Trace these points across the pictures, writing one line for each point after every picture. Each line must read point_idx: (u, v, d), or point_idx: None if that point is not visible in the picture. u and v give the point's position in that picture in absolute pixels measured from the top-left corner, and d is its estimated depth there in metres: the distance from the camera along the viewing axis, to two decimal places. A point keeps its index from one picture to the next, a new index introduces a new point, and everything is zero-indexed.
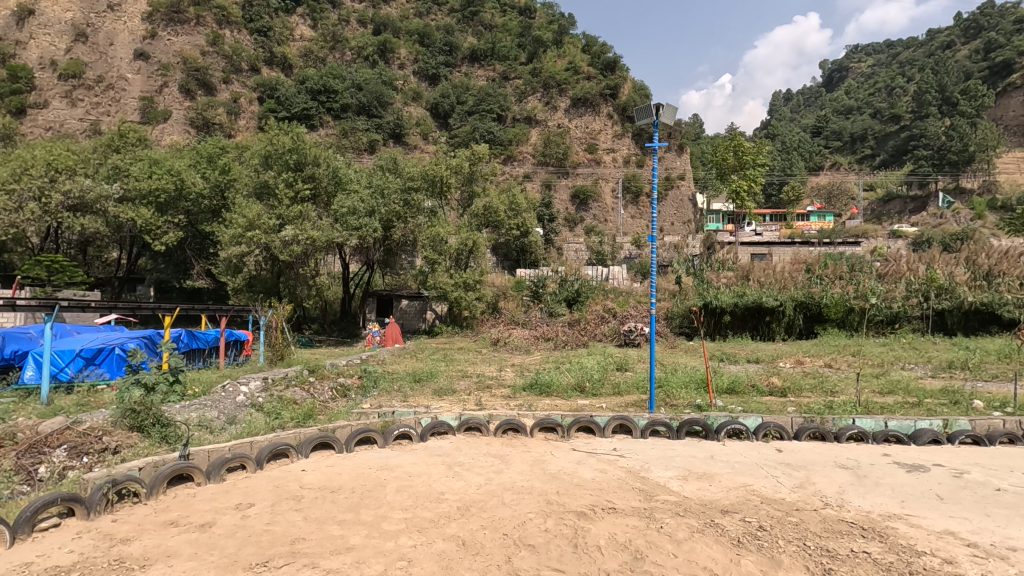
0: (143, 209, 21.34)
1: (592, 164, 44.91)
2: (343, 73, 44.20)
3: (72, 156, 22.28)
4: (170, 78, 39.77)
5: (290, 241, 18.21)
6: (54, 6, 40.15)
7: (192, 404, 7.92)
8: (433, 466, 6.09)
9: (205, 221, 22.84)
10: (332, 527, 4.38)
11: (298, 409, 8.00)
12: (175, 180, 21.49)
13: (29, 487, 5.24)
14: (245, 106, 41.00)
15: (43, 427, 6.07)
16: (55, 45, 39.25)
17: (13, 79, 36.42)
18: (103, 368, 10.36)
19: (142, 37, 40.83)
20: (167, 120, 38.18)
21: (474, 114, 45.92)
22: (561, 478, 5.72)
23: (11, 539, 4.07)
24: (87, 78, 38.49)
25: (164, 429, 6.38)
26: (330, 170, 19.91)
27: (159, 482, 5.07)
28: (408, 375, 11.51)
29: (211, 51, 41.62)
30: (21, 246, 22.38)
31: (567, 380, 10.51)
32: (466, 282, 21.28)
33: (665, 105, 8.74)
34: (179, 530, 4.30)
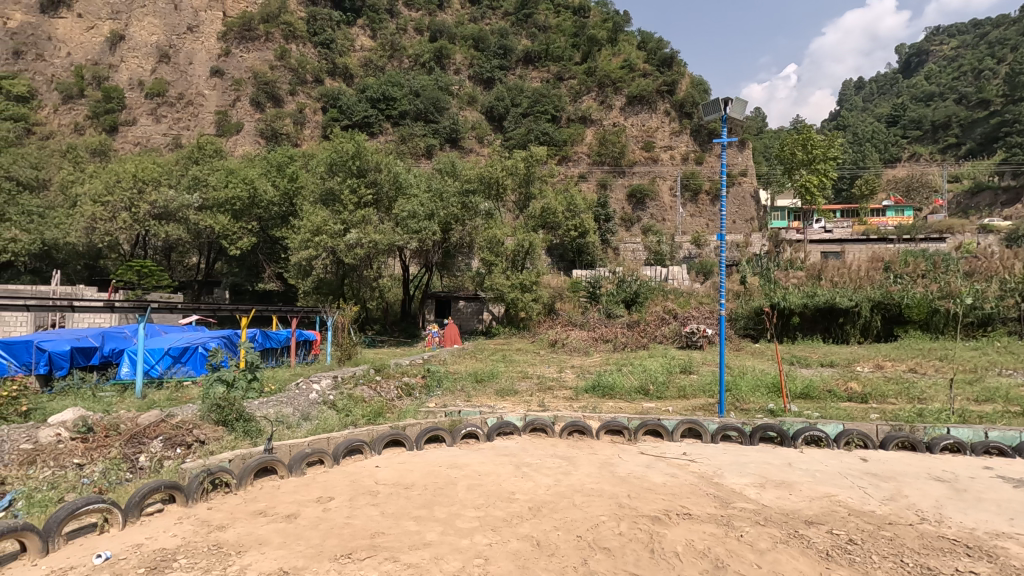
0: (221, 217, 22.68)
1: (649, 162, 44.13)
2: (401, 80, 45.34)
3: (157, 168, 23.94)
4: (242, 92, 42.07)
5: (354, 244, 18.81)
6: (142, 30, 43.21)
7: (271, 400, 8.35)
8: (501, 465, 6.15)
9: (276, 227, 24.04)
10: (408, 522, 4.50)
11: (368, 406, 8.28)
12: (249, 189, 22.79)
13: (133, 474, 5.64)
14: (311, 116, 42.88)
15: (142, 419, 6.52)
16: (142, 66, 42.33)
17: (107, 100, 39.63)
18: (189, 365, 11.08)
19: (218, 55, 43.49)
20: (240, 132, 40.58)
21: (529, 116, 46.08)
22: (631, 481, 5.64)
23: (124, 522, 4.39)
24: (170, 96, 41.31)
25: (246, 424, 6.74)
26: (392, 175, 20.46)
27: (247, 473, 5.37)
28: (470, 375, 11.66)
29: (279, 64, 43.76)
30: (114, 252, 24.28)
31: (630, 382, 10.32)
32: (523, 283, 21.37)
33: (734, 98, 8.44)
34: (268, 519, 4.54)
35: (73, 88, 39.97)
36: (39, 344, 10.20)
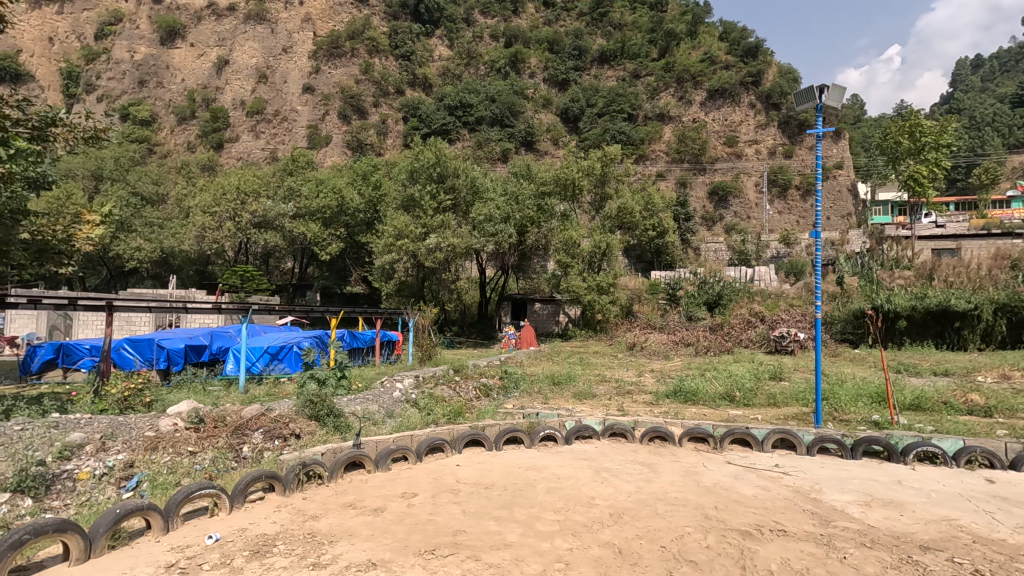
0: (312, 224, 24.22)
1: (732, 158, 42.16)
2: (478, 87, 46.27)
3: (257, 181, 25.93)
4: (331, 106, 44.53)
5: (434, 248, 19.36)
6: (243, 54, 46.95)
7: (358, 397, 8.77)
8: (580, 469, 6.07)
9: (361, 232, 25.27)
10: (489, 521, 4.54)
11: (449, 406, 8.48)
12: (337, 198, 24.17)
13: (238, 463, 6.12)
14: (393, 126, 44.79)
15: (245, 412, 7.00)
16: (244, 87, 45.99)
17: (215, 119, 43.52)
18: (285, 363, 11.88)
19: (309, 72, 46.32)
20: (329, 144, 43.09)
21: (605, 115, 45.46)
22: (718, 492, 5.37)
23: (231, 507, 4.75)
24: (267, 113, 44.58)
25: (336, 419, 7.14)
26: (469, 179, 20.88)
27: (338, 467, 5.66)
28: (547, 378, 11.64)
29: (364, 78, 45.99)
30: (221, 259, 26.52)
31: (714, 388, 9.86)
32: (600, 285, 21.07)
33: (831, 85, 7.84)
34: (357, 512, 4.75)
35: (187, 110, 44.13)
36: (159, 342, 11.38)
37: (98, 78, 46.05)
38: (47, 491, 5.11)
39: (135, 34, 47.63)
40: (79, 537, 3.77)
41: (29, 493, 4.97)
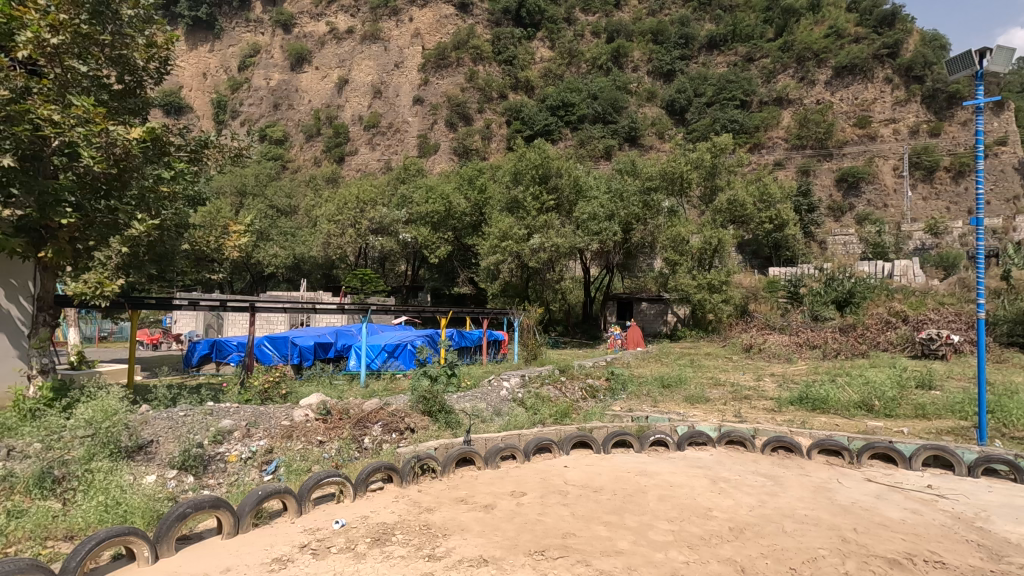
0: (423, 229, 25.47)
1: (864, 140, 38.00)
2: (580, 85, 45.95)
3: (375, 190, 27.80)
4: (438, 115, 46.55)
5: (538, 249, 19.52)
6: (361, 72, 50.55)
7: (467, 394, 9.05)
8: (695, 478, 5.75)
9: (468, 235, 26.13)
10: (599, 526, 4.44)
11: (555, 406, 8.47)
12: (445, 203, 25.17)
13: (360, 453, 6.56)
14: (497, 130, 45.91)
15: (366, 406, 7.48)
16: (361, 103, 49.49)
17: (337, 135, 47.48)
18: (400, 360, 12.61)
19: (419, 84, 48.74)
20: (437, 152, 45.06)
21: (715, 104, 43.11)
22: (857, 513, 4.81)
23: (354, 495, 5.09)
24: (382, 126, 47.64)
25: (448, 415, 7.45)
26: (572, 179, 20.77)
27: (450, 462, 5.86)
28: (656, 380, 11.21)
29: (469, 86, 47.49)
30: (344, 263, 28.76)
31: (847, 395, 8.89)
32: (711, 283, 19.91)
33: (997, 47, 6.70)
34: (468, 507, 4.88)
35: (313, 129, 48.53)
36: (293, 339, 12.57)
37: (241, 105, 51.92)
38: (204, 470, 5.75)
39: (270, 63, 53.06)
40: (230, 514, 4.23)
41: (190, 470, 5.62)
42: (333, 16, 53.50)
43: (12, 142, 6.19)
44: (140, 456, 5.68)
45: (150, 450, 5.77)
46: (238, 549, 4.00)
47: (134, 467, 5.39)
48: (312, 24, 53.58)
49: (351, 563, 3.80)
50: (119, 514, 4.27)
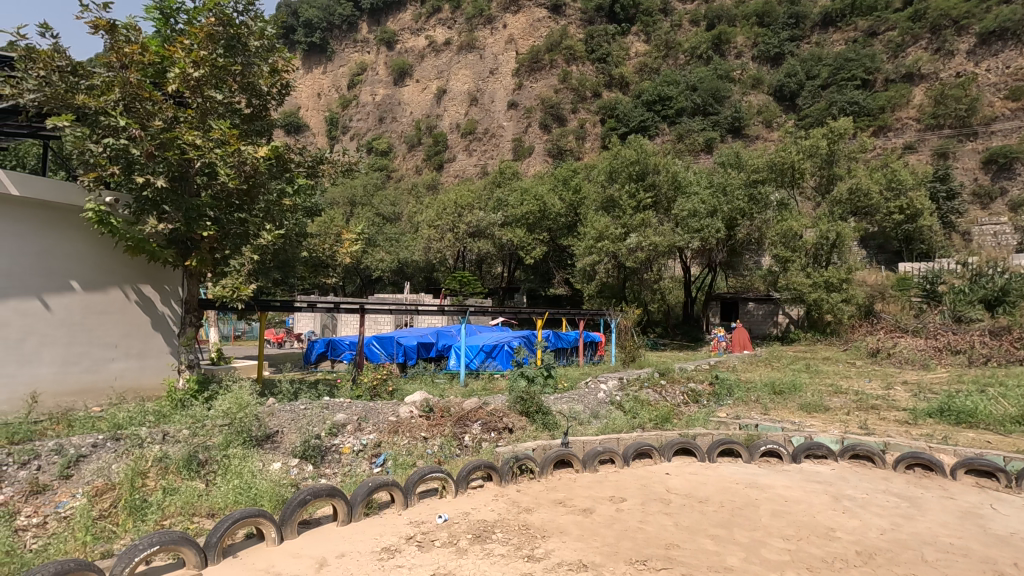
0: (518, 231, 25.83)
1: (1020, 114, 32.83)
2: (677, 77, 44.25)
3: (472, 195, 28.63)
4: (533, 118, 47.01)
5: (635, 248, 19.00)
6: (458, 81, 52.30)
7: (564, 396, 9.02)
8: (814, 494, 5.29)
9: (564, 236, 26.10)
10: (705, 539, 4.22)
11: (655, 410, 8.19)
12: (540, 204, 25.33)
13: (461, 450, 6.79)
14: (591, 129, 45.48)
15: (466, 404, 7.70)
16: (458, 111, 51.22)
17: (437, 144, 49.52)
18: (498, 361, 12.88)
19: (513, 89, 49.54)
20: (532, 154, 45.41)
21: (830, 86, 39.62)
22: (1017, 545, 4.17)
23: (456, 491, 5.24)
24: (478, 132, 48.98)
25: (545, 417, 7.52)
26: (670, 175, 20.05)
27: (548, 463, 5.88)
28: (766, 385, 10.44)
29: (563, 87, 47.51)
30: (443, 266, 29.86)
31: (1000, 409, 7.77)
32: (828, 281, 18.19)
33: None
34: (567, 510, 4.85)
35: (415, 139, 51.00)
36: (398, 339, 13.25)
37: (351, 120, 55.70)
38: (322, 460, 6.18)
39: (376, 79, 56.47)
40: (344, 503, 4.53)
41: (310, 460, 6.07)
42: (431, 30, 55.84)
43: (165, 166, 7.12)
44: (269, 444, 6.23)
45: (276, 439, 6.30)
46: (351, 536, 4.28)
47: (262, 455, 5.93)
48: (412, 40, 56.33)
49: (453, 557, 3.91)
50: (250, 496, 4.73)
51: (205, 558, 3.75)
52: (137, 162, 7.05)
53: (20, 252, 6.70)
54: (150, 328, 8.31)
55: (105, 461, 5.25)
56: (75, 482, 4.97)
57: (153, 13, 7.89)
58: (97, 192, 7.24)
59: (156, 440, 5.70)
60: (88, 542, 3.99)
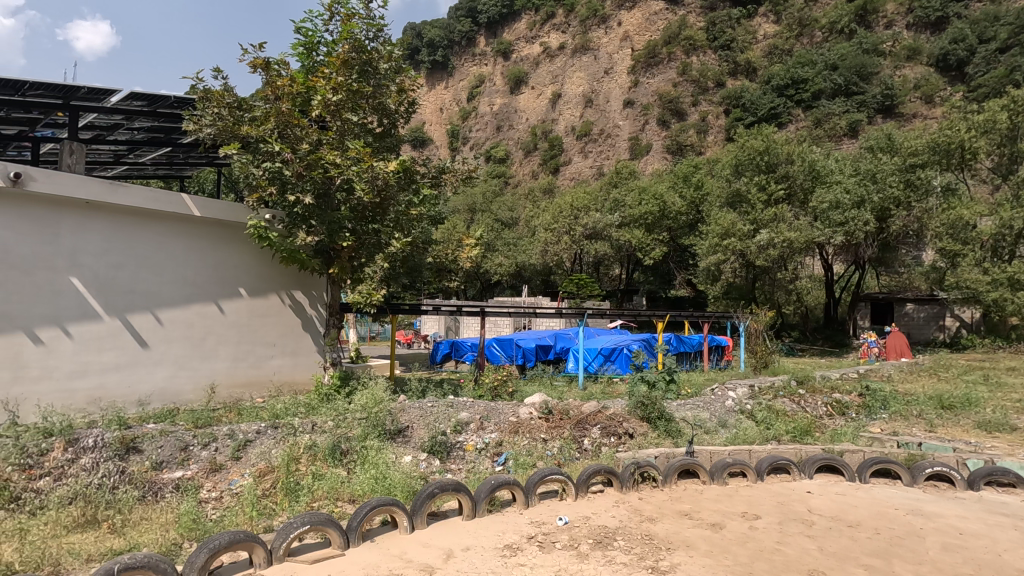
0: (637, 231, 25.15)
1: None
2: (813, 57, 40.34)
3: (588, 197, 28.46)
4: (650, 115, 45.73)
5: (766, 246, 17.61)
6: (572, 84, 52.35)
7: (688, 402, 8.59)
8: (1000, 529, 4.48)
9: (685, 235, 24.98)
10: (857, 569, 3.77)
11: (792, 421, 7.52)
12: (659, 203, 24.52)
13: (581, 454, 6.77)
14: (714, 122, 43.10)
15: (585, 407, 7.66)
16: (573, 114, 51.23)
17: (553, 148, 49.95)
18: (617, 364, 12.69)
19: (629, 86, 48.57)
20: (650, 152, 44.15)
21: (1011, 48, 33.72)
22: None
23: (575, 494, 5.20)
24: (594, 133, 48.60)
25: (668, 424, 7.28)
26: (807, 164, 18.33)
27: (672, 472, 5.62)
28: (930, 398, 9.10)
29: (682, 80, 45.65)
30: (560, 270, 29.96)
31: None
32: (1012, 277, 15.48)
33: None
34: (694, 523, 4.60)
35: (531, 144, 51.89)
36: (517, 341, 13.55)
37: (471, 131, 57.75)
38: (448, 456, 6.49)
39: (494, 89, 58.13)
40: (469, 498, 4.71)
41: (437, 455, 6.39)
42: (546, 36, 56.48)
43: (311, 184, 7.94)
44: (400, 438, 6.65)
45: (406, 434, 6.72)
46: (475, 531, 4.44)
47: (395, 448, 6.35)
48: (527, 47, 57.35)
49: (575, 561, 3.88)
50: (385, 486, 5.10)
51: (347, 540, 4.10)
52: (289, 182, 7.94)
53: (201, 264, 7.91)
54: (301, 329, 9.30)
55: (266, 446, 5.96)
56: (244, 463, 5.71)
57: (299, 49, 8.86)
58: (258, 210, 8.27)
59: (306, 429, 6.36)
60: (254, 517, 4.57)
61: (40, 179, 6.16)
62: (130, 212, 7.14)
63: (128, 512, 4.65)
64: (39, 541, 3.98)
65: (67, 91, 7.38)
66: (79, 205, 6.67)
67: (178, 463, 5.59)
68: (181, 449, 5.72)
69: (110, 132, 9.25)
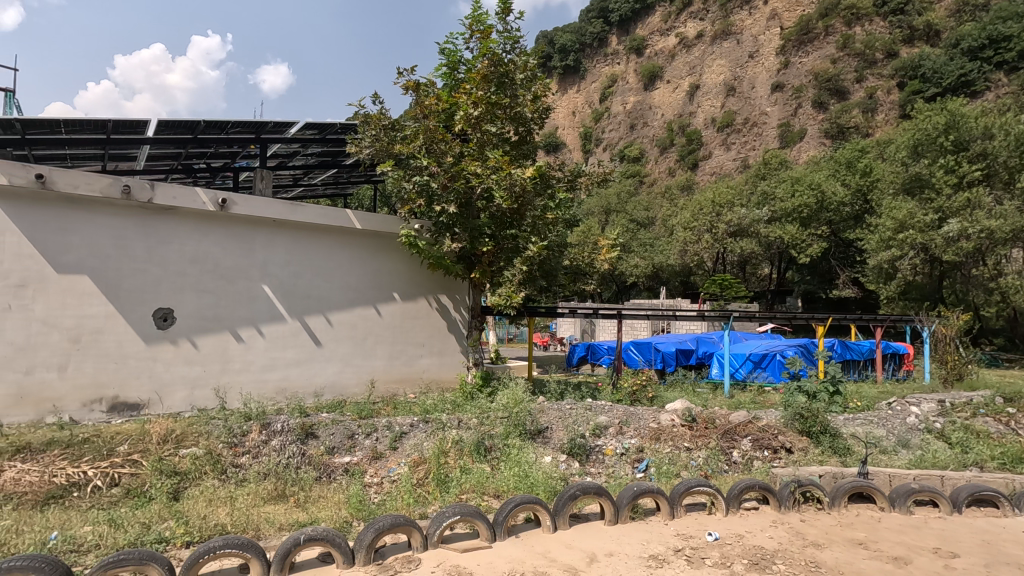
0: (789, 226, 23.01)
1: None
2: (1019, 8, 33.69)
3: (732, 192, 26.75)
4: (804, 98, 41.67)
5: (956, 237, 15.03)
6: (713, 74, 49.46)
7: (858, 417, 7.62)
8: None
9: (849, 229, 22.27)
10: None
11: (1000, 446, 6.30)
12: (817, 194, 22.15)
13: (729, 467, 6.34)
14: (884, 98, 37.87)
15: (733, 417, 7.14)
16: (714, 105, 48.35)
17: (691, 143, 47.63)
18: (769, 372, 11.67)
19: (778, 69, 44.73)
20: (804, 138, 40.13)
21: None
22: None
23: (726, 509, 4.87)
24: (737, 123, 45.46)
25: (833, 440, 6.53)
26: (1011, 137, 15.33)
27: (841, 495, 5.02)
28: None
29: (843, 55, 41.00)
30: (701, 270, 28.35)
31: None
32: None
33: None
34: (871, 554, 4.05)
35: (667, 140, 49.96)
36: (656, 345, 13.07)
37: (603, 132, 56.93)
38: (587, 459, 6.45)
39: (626, 87, 56.75)
40: (611, 503, 4.64)
41: (577, 457, 6.39)
42: (682, 26, 54.04)
43: (455, 195, 8.41)
44: (540, 438, 6.74)
45: (546, 435, 6.79)
46: (619, 538, 4.35)
47: (535, 447, 6.48)
48: (662, 41, 55.31)
49: None
50: (528, 484, 5.23)
51: (494, 533, 4.27)
52: (435, 194, 8.49)
53: (361, 272, 8.79)
54: (446, 331, 9.88)
55: (419, 438, 6.43)
56: (400, 453, 6.23)
57: (443, 68, 9.47)
58: (408, 221, 8.97)
59: (453, 425, 6.74)
60: (411, 504, 4.95)
61: (240, 204, 7.35)
62: (306, 228, 8.19)
63: (309, 489, 5.33)
64: (243, 508, 4.71)
65: (257, 126, 8.64)
66: (269, 224, 7.82)
67: (347, 449, 6.25)
68: (349, 437, 6.38)
69: (290, 159, 10.66)
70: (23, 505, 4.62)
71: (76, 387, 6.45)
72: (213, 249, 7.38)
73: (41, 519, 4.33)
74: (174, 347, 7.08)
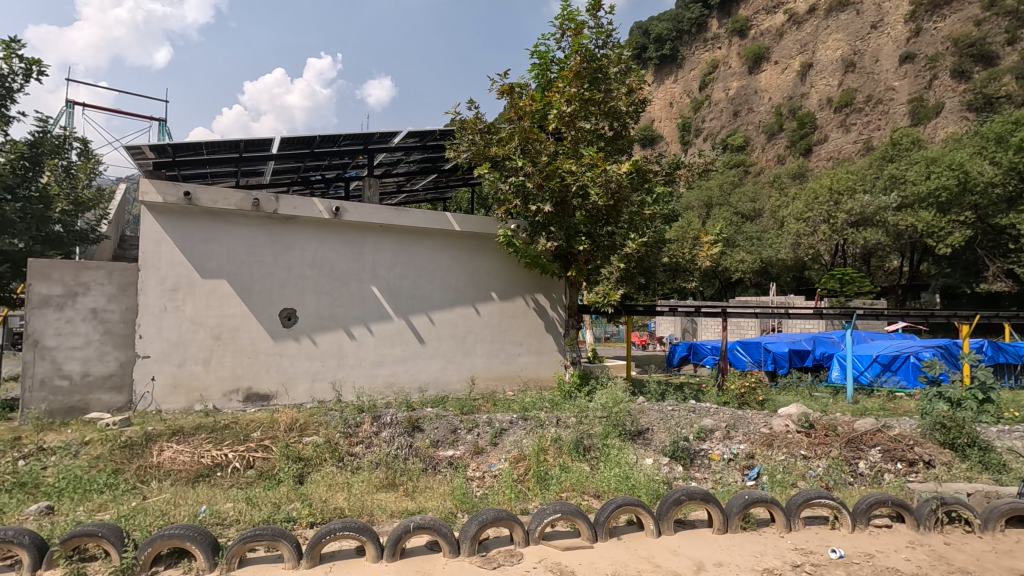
0: (924, 213, 20.73)
1: None
2: None
3: (853, 176, 24.62)
4: (939, 68, 37.40)
5: None
6: (828, 50, 45.45)
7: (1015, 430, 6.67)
8: None
9: (1000, 213, 19.23)
10: None
11: None
12: (958, 174, 19.39)
13: (855, 479, 5.77)
14: None
15: (858, 424, 6.53)
16: (830, 84, 44.44)
17: (802, 126, 43.97)
18: (901, 375, 10.47)
19: (907, 38, 40.56)
20: (941, 113, 35.66)
21: None
22: None
23: (852, 525, 4.44)
24: (858, 102, 41.44)
25: (984, 454, 5.77)
26: None
27: (995, 516, 4.40)
28: None
29: (990, 15, 36.09)
30: (818, 264, 26.05)
31: None
32: None
33: None
34: None
35: (775, 126, 46.52)
36: (766, 345, 12.22)
37: (703, 121, 54.02)
38: (691, 463, 6.15)
39: (728, 73, 53.55)
40: (720, 511, 4.40)
41: (680, 461, 6.12)
42: (792, 2, 50.19)
43: (550, 194, 8.41)
44: (640, 439, 6.55)
45: (647, 435, 6.59)
46: (730, 548, 4.11)
47: (636, 449, 6.30)
48: (768, 19, 51.61)
49: None
50: (629, 485, 5.13)
51: (595, 533, 4.22)
52: (530, 194, 8.55)
53: (462, 272, 9.09)
54: (544, 331, 9.93)
55: (518, 435, 6.51)
56: (500, 449, 6.34)
57: (535, 69, 9.52)
58: (505, 222, 9.13)
59: (552, 423, 6.73)
60: (513, 499, 5.03)
61: (352, 211, 7.89)
62: (410, 232, 8.61)
63: (417, 480, 5.60)
64: (359, 494, 5.05)
65: (365, 138, 9.22)
66: (377, 229, 8.31)
67: (450, 443, 6.48)
68: (451, 431, 6.62)
69: (394, 167, 11.28)
70: (179, 480, 5.29)
71: (218, 378, 7.27)
72: (329, 253, 7.99)
73: (191, 493, 4.94)
74: (297, 344, 7.75)
